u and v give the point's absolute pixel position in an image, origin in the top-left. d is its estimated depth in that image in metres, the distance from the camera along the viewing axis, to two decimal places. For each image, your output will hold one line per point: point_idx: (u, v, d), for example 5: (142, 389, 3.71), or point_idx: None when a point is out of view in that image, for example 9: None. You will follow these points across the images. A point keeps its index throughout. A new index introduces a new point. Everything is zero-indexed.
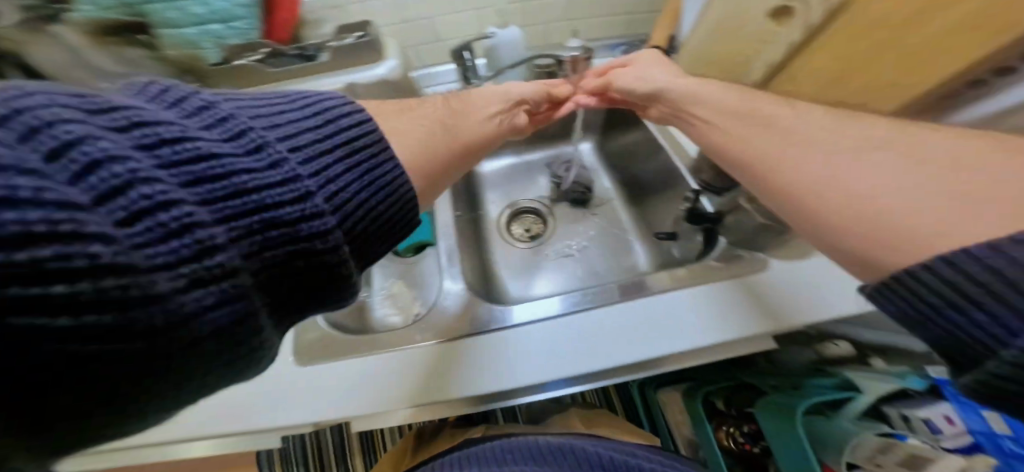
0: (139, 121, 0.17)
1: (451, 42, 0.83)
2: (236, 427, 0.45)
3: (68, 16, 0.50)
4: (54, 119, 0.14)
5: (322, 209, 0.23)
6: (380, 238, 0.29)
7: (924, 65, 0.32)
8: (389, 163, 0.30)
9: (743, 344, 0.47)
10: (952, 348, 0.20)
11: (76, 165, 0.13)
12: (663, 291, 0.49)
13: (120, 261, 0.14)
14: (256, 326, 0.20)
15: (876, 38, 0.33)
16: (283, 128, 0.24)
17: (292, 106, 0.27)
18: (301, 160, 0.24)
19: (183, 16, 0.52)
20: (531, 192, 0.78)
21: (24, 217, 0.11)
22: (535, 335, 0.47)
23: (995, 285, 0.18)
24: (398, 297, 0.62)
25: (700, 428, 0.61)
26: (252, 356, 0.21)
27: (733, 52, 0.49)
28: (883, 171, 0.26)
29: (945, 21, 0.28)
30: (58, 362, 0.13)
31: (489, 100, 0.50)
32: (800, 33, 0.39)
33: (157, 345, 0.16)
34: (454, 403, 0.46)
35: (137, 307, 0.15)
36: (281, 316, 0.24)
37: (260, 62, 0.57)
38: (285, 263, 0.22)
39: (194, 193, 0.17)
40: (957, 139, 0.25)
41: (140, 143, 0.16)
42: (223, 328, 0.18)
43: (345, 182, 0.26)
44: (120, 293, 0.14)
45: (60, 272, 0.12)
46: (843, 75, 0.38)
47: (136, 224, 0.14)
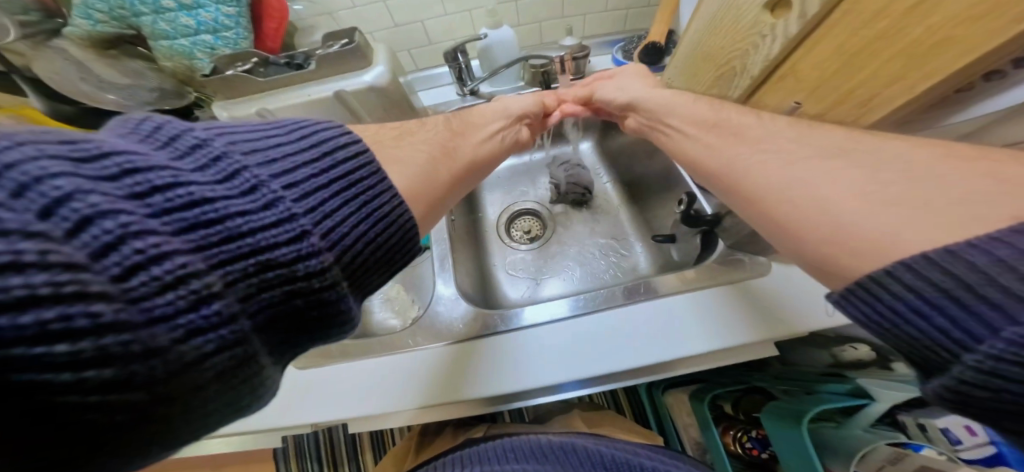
0: (132, 167, 0.17)
1: (446, 43, 0.83)
2: (242, 428, 0.47)
3: (99, 30, 0.58)
4: (43, 174, 0.14)
5: (319, 247, 0.23)
6: (379, 268, 0.29)
7: (922, 60, 0.29)
8: (388, 194, 0.29)
9: (740, 354, 0.46)
10: (914, 355, 0.21)
11: (69, 221, 0.14)
12: (664, 295, 0.48)
13: (119, 318, 0.14)
14: (254, 368, 0.21)
15: (873, 29, 0.31)
16: (279, 162, 0.24)
17: (286, 137, 0.27)
18: (297, 196, 0.23)
19: (177, 29, 0.56)
20: (532, 192, 0.79)
21: (29, 281, 0.12)
22: (530, 339, 0.47)
23: (954, 290, 0.18)
24: (395, 301, 0.63)
25: (709, 433, 0.60)
26: (256, 391, 0.22)
27: (730, 49, 0.48)
28: (850, 180, 0.25)
29: (951, 10, 0.27)
30: (69, 410, 0.14)
31: (491, 119, 0.53)
32: (797, 25, 0.38)
33: (159, 392, 0.17)
34: (457, 407, 0.46)
35: (139, 360, 0.15)
36: (281, 353, 0.24)
37: (249, 73, 0.58)
38: (281, 303, 0.21)
39: (188, 240, 0.17)
40: (920, 151, 0.25)
41: (132, 192, 0.16)
42: (222, 372, 0.19)
43: (342, 216, 0.25)
44: (120, 349, 0.14)
45: (61, 334, 0.13)
46: (838, 69, 0.36)
47: (131, 278, 0.15)
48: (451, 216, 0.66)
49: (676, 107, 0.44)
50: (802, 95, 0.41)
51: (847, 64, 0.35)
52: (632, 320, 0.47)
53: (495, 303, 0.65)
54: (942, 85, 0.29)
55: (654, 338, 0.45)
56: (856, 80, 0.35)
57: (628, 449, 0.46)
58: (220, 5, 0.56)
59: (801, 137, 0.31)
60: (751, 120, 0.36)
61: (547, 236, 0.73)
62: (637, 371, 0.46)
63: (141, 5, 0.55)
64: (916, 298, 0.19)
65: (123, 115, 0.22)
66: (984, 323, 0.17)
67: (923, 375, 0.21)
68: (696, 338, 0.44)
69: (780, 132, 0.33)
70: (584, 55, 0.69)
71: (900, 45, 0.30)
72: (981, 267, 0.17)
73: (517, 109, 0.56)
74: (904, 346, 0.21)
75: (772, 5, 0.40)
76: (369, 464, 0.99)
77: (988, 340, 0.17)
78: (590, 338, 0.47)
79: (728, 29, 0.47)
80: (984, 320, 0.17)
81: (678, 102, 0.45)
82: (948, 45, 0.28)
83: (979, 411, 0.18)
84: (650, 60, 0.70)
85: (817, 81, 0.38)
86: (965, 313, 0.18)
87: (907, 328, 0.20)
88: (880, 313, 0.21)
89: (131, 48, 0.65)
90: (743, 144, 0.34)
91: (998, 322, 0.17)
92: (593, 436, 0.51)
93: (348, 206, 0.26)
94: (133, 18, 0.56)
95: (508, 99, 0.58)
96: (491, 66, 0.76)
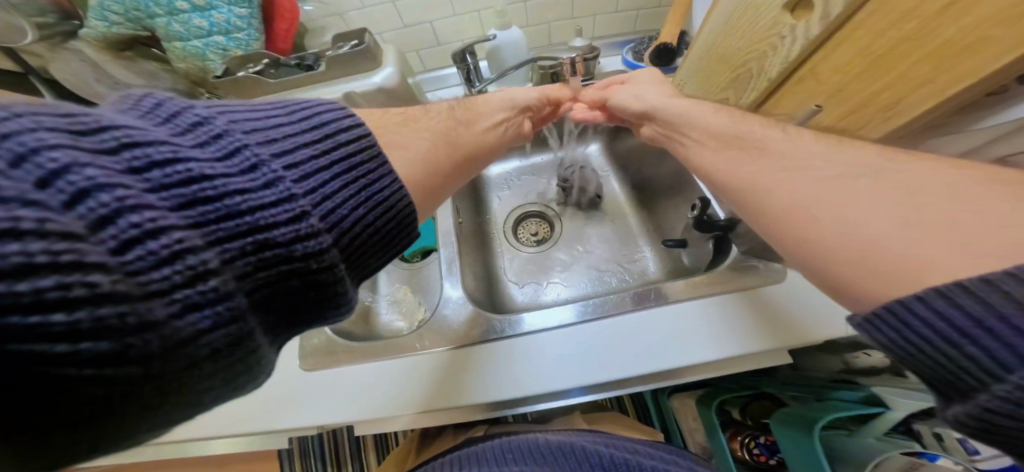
0: (131, 141, 0.17)
1: (455, 44, 0.83)
2: (245, 428, 0.47)
3: (114, 32, 0.59)
4: (40, 145, 0.14)
5: (318, 229, 0.23)
6: (377, 250, 0.29)
7: (952, 63, 0.28)
8: (389, 178, 0.29)
9: (752, 362, 0.45)
10: (942, 377, 0.20)
11: (65, 194, 0.14)
12: (676, 302, 0.47)
13: (116, 289, 0.14)
14: (251, 347, 0.21)
15: (903, 29, 0.31)
16: (279, 142, 0.24)
17: (287, 117, 0.27)
18: (297, 177, 0.23)
19: (190, 31, 0.57)
20: (538, 195, 0.79)
21: (27, 248, 0.12)
22: (540, 344, 0.47)
23: (985, 318, 0.17)
24: (402, 304, 0.64)
25: (715, 439, 0.59)
26: (249, 371, 0.21)
27: (747, 51, 0.48)
28: (867, 201, 0.25)
29: (982, 12, 0.26)
30: (66, 381, 0.14)
31: (496, 109, 0.53)
32: (817, 28, 0.38)
33: (153, 368, 0.17)
34: (461, 410, 0.45)
35: (133, 333, 0.15)
36: (277, 333, 0.24)
37: (260, 74, 0.60)
38: (278, 283, 0.21)
39: (186, 216, 0.17)
40: (943, 173, 0.24)
41: (130, 166, 0.16)
42: (217, 351, 0.19)
43: (342, 198, 0.25)
44: (117, 321, 0.14)
45: (57, 303, 0.13)
46: (864, 70, 0.35)
47: (128, 252, 0.15)
48: (458, 218, 0.66)
49: (698, 115, 0.44)
50: (822, 99, 0.40)
51: (874, 66, 0.34)
52: (641, 326, 0.46)
53: (500, 305, 0.65)
54: (977, 89, 0.28)
55: (662, 344, 0.45)
56: (882, 83, 0.34)
57: (636, 448, 0.46)
58: (232, 6, 0.56)
59: (823, 155, 0.30)
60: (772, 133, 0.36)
61: (554, 239, 0.73)
62: (644, 378, 0.45)
63: (155, 7, 0.55)
64: (947, 323, 0.19)
65: (123, 91, 0.22)
66: (1014, 352, 0.16)
67: (946, 397, 0.20)
68: (707, 346, 0.44)
69: (800, 148, 0.32)
70: (594, 57, 0.69)
71: (930, 47, 0.30)
72: (1019, 297, 0.17)
73: (520, 103, 0.56)
74: (932, 368, 0.21)
75: (792, 6, 0.40)
76: (371, 466, 1.00)
77: (1018, 371, 0.16)
78: (598, 344, 0.46)
79: (746, 29, 0.47)
80: (1011, 346, 0.17)
81: (702, 110, 0.44)
82: (984, 45, 0.26)
83: (1003, 438, 0.18)
84: (660, 62, 0.71)
85: (839, 84, 0.38)
86: (995, 341, 0.17)
87: (935, 353, 0.20)
88: (904, 335, 0.21)
89: (145, 49, 0.65)
90: (771, 144, 0.34)
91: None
92: (608, 435, 0.50)
93: (348, 191, 0.26)
94: (147, 19, 0.57)
95: (518, 90, 0.58)
96: (500, 67, 0.76)
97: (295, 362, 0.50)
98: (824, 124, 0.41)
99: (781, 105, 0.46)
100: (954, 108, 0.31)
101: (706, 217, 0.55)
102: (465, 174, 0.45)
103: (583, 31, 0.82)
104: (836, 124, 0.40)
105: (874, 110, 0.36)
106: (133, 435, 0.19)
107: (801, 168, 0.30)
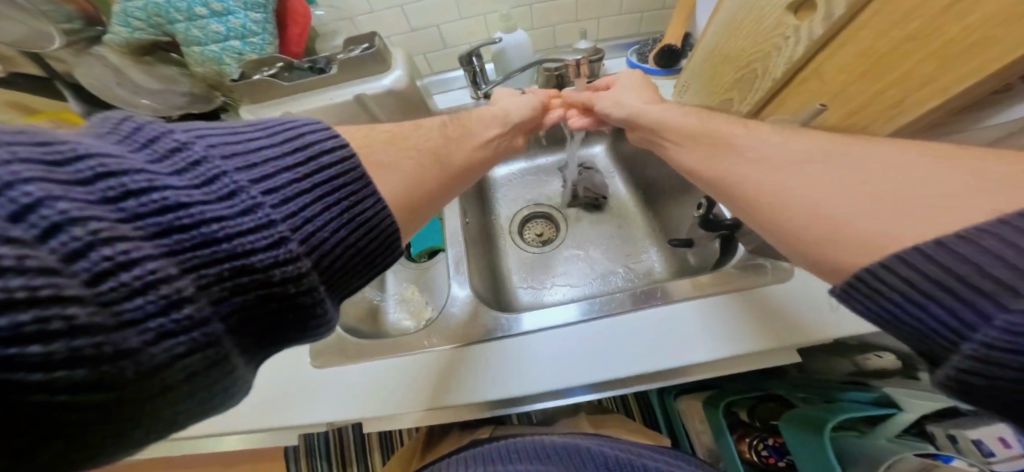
0: (106, 170, 0.17)
1: (463, 46, 0.84)
2: (256, 425, 0.47)
3: (136, 37, 0.60)
4: (14, 178, 0.14)
5: (298, 253, 0.23)
6: (359, 270, 0.30)
7: (954, 63, 0.29)
8: (372, 199, 0.30)
9: (758, 359, 0.45)
10: (921, 344, 0.21)
11: (37, 228, 0.14)
12: (680, 300, 0.47)
13: (92, 321, 0.15)
14: (224, 369, 0.21)
15: (906, 29, 0.31)
16: (260, 167, 0.24)
17: (270, 140, 0.27)
18: (277, 202, 0.23)
19: (208, 35, 0.57)
20: (543, 196, 0.79)
21: (7, 284, 0.12)
22: (537, 347, 0.47)
23: (949, 282, 0.19)
24: (409, 302, 0.65)
25: (722, 442, 0.59)
26: (224, 394, 0.23)
27: (750, 51, 0.48)
28: (846, 198, 0.25)
29: (988, 9, 0.26)
30: (48, 410, 0.14)
31: (488, 125, 0.53)
32: (820, 28, 0.38)
33: (127, 393, 0.17)
34: (462, 408, 0.45)
35: (110, 362, 0.16)
36: (253, 353, 0.24)
37: (274, 77, 0.61)
38: (255, 306, 0.22)
39: (160, 245, 0.18)
40: (928, 167, 0.23)
41: (104, 197, 0.17)
42: (192, 374, 0.19)
43: (323, 221, 0.26)
44: (93, 351, 0.15)
45: (35, 336, 0.13)
46: (868, 71, 0.35)
47: (102, 284, 0.15)
48: (464, 219, 0.67)
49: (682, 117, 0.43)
50: (827, 98, 0.40)
51: (878, 65, 0.34)
52: (643, 324, 0.47)
53: (506, 303, 0.65)
54: (983, 86, 0.28)
55: (664, 343, 0.45)
56: (887, 83, 0.34)
57: (642, 452, 0.46)
58: (248, 11, 0.57)
59: (815, 154, 0.29)
60: (747, 130, 0.36)
61: (558, 239, 0.73)
62: (648, 377, 0.45)
63: (176, 13, 0.56)
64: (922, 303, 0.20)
65: (103, 113, 0.23)
66: (976, 311, 0.18)
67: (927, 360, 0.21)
68: (710, 343, 0.44)
69: (787, 144, 0.32)
70: (599, 58, 0.68)
71: (934, 45, 0.30)
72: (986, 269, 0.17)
73: (507, 117, 0.56)
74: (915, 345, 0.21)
75: (795, 7, 0.41)
76: (377, 467, 1.00)
77: (981, 328, 0.17)
78: (600, 343, 0.46)
79: (750, 30, 0.47)
80: (976, 308, 0.18)
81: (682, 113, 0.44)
82: (988, 44, 0.27)
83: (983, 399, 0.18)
84: (663, 63, 0.71)
85: (844, 85, 0.38)
86: (965, 308, 0.18)
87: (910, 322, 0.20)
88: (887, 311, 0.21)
89: (164, 54, 0.67)
90: (767, 138, 0.33)
91: (990, 307, 0.17)
92: (612, 438, 0.51)
93: (330, 213, 0.27)
94: (168, 25, 0.58)
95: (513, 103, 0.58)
96: (506, 69, 0.77)
97: (305, 360, 0.51)
98: (829, 124, 0.41)
99: (787, 105, 0.46)
100: (958, 107, 0.32)
101: (715, 217, 0.56)
102: (453, 189, 0.45)
103: (587, 34, 0.83)
104: (841, 124, 0.40)
105: (877, 111, 0.36)
106: (122, 451, 0.20)
107: (783, 165, 0.30)
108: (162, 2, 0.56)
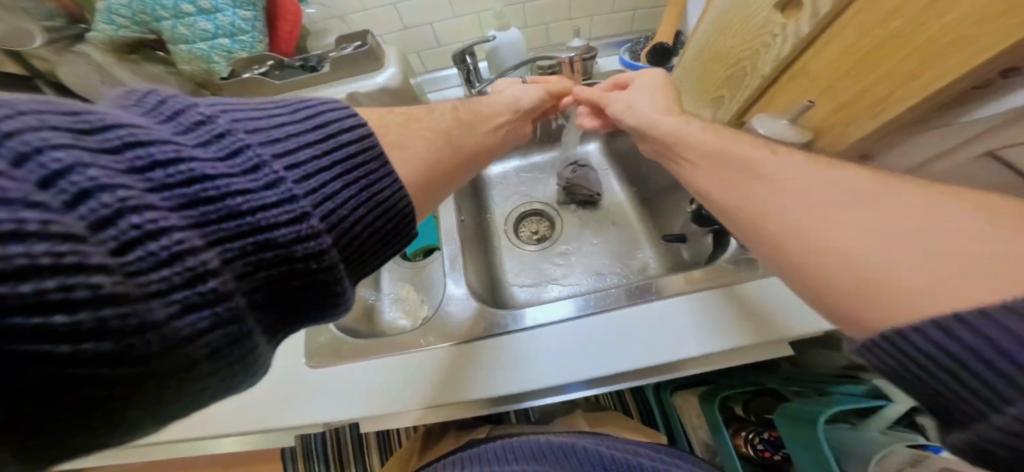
0: (133, 140, 0.17)
1: (456, 45, 0.84)
2: (250, 426, 0.47)
3: (121, 35, 0.59)
4: (42, 144, 0.14)
5: (319, 230, 0.23)
6: (376, 251, 0.30)
7: (933, 62, 0.29)
8: (389, 180, 0.30)
9: (750, 354, 0.45)
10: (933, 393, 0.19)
11: (67, 194, 0.14)
12: (673, 296, 0.48)
13: (119, 290, 0.15)
14: (248, 348, 0.21)
15: (888, 28, 0.32)
16: (282, 142, 0.24)
17: (291, 116, 0.27)
18: (299, 177, 0.23)
19: (195, 33, 0.57)
20: (538, 195, 0.79)
21: (31, 250, 0.12)
22: (535, 342, 0.47)
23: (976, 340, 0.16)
24: (405, 301, 0.65)
25: (720, 436, 0.60)
26: (245, 374, 0.22)
27: (739, 49, 0.49)
28: (854, 235, 0.23)
29: (967, 8, 0.26)
30: (71, 382, 0.14)
31: (499, 110, 0.54)
32: (807, 27, 0.38)
33: (155, 366, 0.17)
34: (459, 406, 0.45)
35: (135, 333, 0.15)
36: (274, 333, 0.24)
37: (265, 75, 0.61)
38: (277, 282, 0.22)
39: (187, 216, 0.18)
40: (933, 204, 0.22)
41: (132, 165, 0.17)
42: (217, 350, 0.19)
43: (344, 199, 0.26)
44: (119, 322, 0.15)
45: (60, 304, 0.13)
46: (852, 69, 0.36)
47: (129, 253, 0.15)
48: (460, 216, 0.67)
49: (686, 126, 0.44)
50: (814, 95, 0.42)
51: (862, 63, 0.35)
52: (637, 320, 0.47)
53: (500, 300, 0.65)
54: (959, 86, 0.29)
55: (658, 339, 0.45)
56: (871, 81, 0.35)
57: (640, 451, 0.46)
58: (237, 9, 0.56)
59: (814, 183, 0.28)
60: (752, 147, 0.36)
61: (553, 237, 0.74)
62: (642, 373, 0.45)
63: (161, 9, 0.56)
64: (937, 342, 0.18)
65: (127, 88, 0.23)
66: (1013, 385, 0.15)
67: (944, 423, 0.19)
68: (703, 338, 0.44)
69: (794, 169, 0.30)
70: (592, 56, 0.69)
71: (918, 42, 0.30)
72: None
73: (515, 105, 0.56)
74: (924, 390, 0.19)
75: (784, 5, 0.41)
76: (375, 467, 1.00)
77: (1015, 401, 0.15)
78: (596, 338, 0.46)
79: (739, 28, 0.48)
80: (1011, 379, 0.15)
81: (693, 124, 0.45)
82: (966, 43, 0.27)
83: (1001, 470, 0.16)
84: (655, 61, 0.72)
85: (831, 82, 0.39)
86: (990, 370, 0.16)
87: (937, 383, 0.18)
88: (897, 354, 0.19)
89: (151, 53, 0.65)
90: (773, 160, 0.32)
91: None
92: (612, 438, 0.51)
93: (349, 192, 0.26)
94: (153, 22, 0.57)
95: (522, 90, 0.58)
96: (499, 68, 0.77)
97: (301, 361, 0.51)
98: (816, 120, 0.43)
99: (775, 102, 0.47)
100: (937, 105, 0.32)
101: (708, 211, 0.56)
102: (463, 177, 0.45)
103: (580, 32, 0.83)
104: (828, 119, 0.41)
105: (863, 107, 0.37)
106: (142, 426, 0.19)
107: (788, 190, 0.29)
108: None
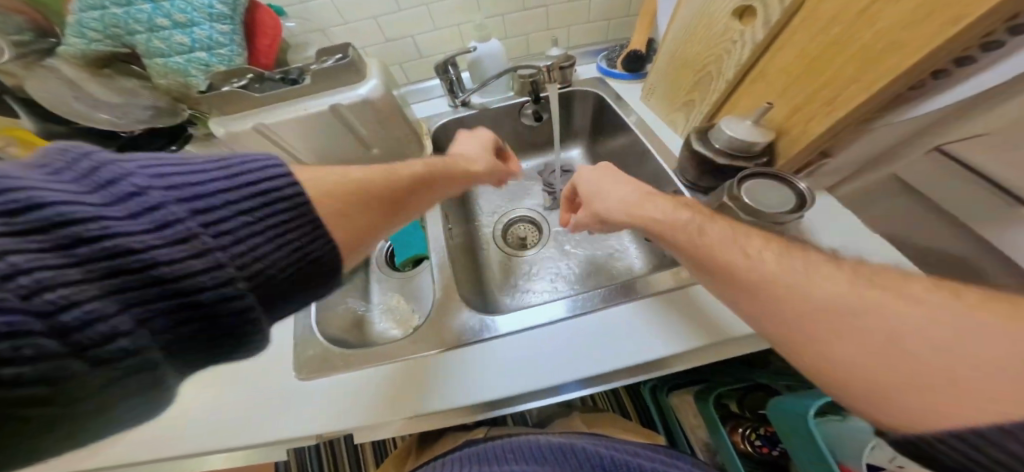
0: (39, 201, 0.20)
1: (437, 56, 0.86)
2: (232, 441, 0.45)
3: (93, 49, 0.59)
4: None
5: (226, 278, 0.25)
6: (297, 289, 0.32)
7: (876, 60, 0.34)
8: (312, 225, 0.32)
9: (736, 348, 0.46)
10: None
11: None
12: (666, 291, 0.49)
13: (22, 329, 0.18)
14: (153, 378, 0.24)
15: (829, 34, 0.38)
16: (200, 194, 0.26)
17: (216, 167, 0.29)
18: (211, 230, 0.26)
19: (171, 47, 0.57)
20: (526, 201, 0.81)
21: None
22: (516, 347, 0.48)
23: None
24: (394, 311, 0.65)
25: (716, 431, 0.60)
26: (156, 399, 0.25)
27: (704, 56, 0.54)
28: (849, 349, 0.25)
29: (893, 17, 0.32)
30: None
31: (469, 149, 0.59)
32: (762, 33, 0.44)
33: (68, 391, 0.20)
34: (447, 413, 0.45)
35: (45, 364, 0.18)
36: (187, 363, 0.27)
37: (245, 88, 0.60)
38: (182, 324, 0.24)
39: (85, 272, 0.20)
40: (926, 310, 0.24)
41: (29, 229, 0.19)
42: (121, 379, 0.22)
43: (259, 247, 0.28)
44: (28, 353, 0.18)
45: None
46: (804, 71, 0.41)
47: (33, 298, 0.18)
48: (447, 224, 0.67)
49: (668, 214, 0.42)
50: (773, 97, 0.46)
51: (811, 66, 0.40)
52: (629, 317, 0.48)
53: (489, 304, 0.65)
54: (892, 87, 0.34)
55: (649, 335, 0.46)
56: (819, 83, 0.40)
57: (638, 450, 0.46)
58: (214, 23, 0.56)
59: (787, 281, 0.29)
60: (724, 228, 0.37)
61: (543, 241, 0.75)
62: (635, 372, 0.46)
63: (135, 23, 0.56)
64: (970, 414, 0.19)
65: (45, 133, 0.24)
66: None
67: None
68: (692, 333, 0.45)
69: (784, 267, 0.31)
70: (571, 65, 0.71)
71: (855, 47, 0.36)
72: None
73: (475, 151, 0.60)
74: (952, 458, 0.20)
75: (740, 14, 0.47)
76: None
77: None
78: (589, 338, 0.47)
79: (704, 36, 0.53)
80: None
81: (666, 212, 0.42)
82: (898, 46, 0.33)
83: None
84: (631, 68, 0.74)
85: (786, 84, 0.44)
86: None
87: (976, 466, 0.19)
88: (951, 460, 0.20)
89: (124, 67, 0.65)
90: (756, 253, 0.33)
91: None
92: (610, 439, 0.51)
93: (267, 240, 0.29)
94: (127, 36, 0.57)
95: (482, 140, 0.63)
96: (480, 77, 0.78)
97: (291, 371, 0.50)
98: (776, 120, 0.46)
99: (738, 106, 0.51)
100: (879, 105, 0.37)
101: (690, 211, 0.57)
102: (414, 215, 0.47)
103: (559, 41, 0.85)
104: (785, 119, 0.45)
105: (817, 105, 0.41)
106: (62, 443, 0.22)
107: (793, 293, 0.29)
108: (121, 13, 0.55)
